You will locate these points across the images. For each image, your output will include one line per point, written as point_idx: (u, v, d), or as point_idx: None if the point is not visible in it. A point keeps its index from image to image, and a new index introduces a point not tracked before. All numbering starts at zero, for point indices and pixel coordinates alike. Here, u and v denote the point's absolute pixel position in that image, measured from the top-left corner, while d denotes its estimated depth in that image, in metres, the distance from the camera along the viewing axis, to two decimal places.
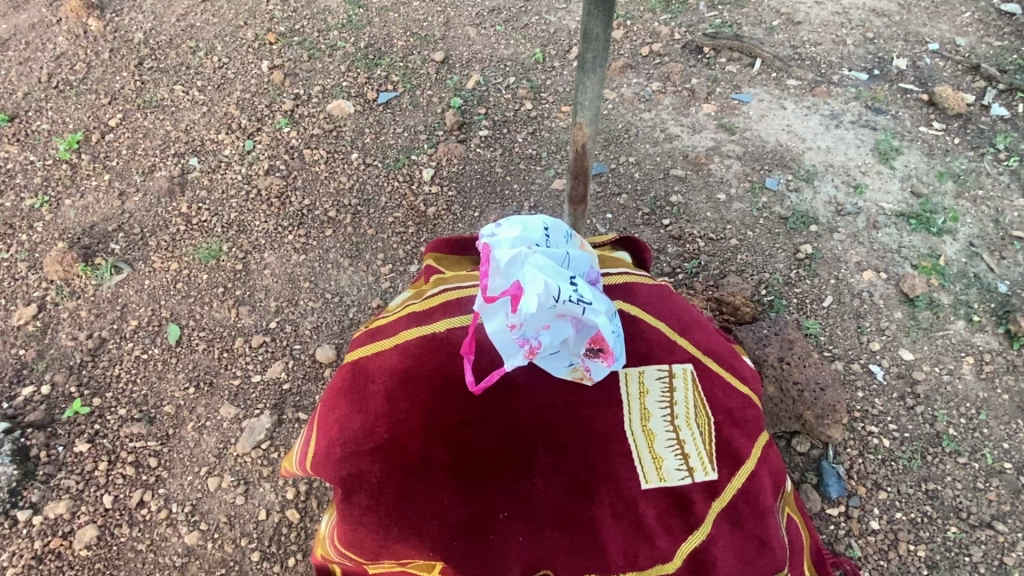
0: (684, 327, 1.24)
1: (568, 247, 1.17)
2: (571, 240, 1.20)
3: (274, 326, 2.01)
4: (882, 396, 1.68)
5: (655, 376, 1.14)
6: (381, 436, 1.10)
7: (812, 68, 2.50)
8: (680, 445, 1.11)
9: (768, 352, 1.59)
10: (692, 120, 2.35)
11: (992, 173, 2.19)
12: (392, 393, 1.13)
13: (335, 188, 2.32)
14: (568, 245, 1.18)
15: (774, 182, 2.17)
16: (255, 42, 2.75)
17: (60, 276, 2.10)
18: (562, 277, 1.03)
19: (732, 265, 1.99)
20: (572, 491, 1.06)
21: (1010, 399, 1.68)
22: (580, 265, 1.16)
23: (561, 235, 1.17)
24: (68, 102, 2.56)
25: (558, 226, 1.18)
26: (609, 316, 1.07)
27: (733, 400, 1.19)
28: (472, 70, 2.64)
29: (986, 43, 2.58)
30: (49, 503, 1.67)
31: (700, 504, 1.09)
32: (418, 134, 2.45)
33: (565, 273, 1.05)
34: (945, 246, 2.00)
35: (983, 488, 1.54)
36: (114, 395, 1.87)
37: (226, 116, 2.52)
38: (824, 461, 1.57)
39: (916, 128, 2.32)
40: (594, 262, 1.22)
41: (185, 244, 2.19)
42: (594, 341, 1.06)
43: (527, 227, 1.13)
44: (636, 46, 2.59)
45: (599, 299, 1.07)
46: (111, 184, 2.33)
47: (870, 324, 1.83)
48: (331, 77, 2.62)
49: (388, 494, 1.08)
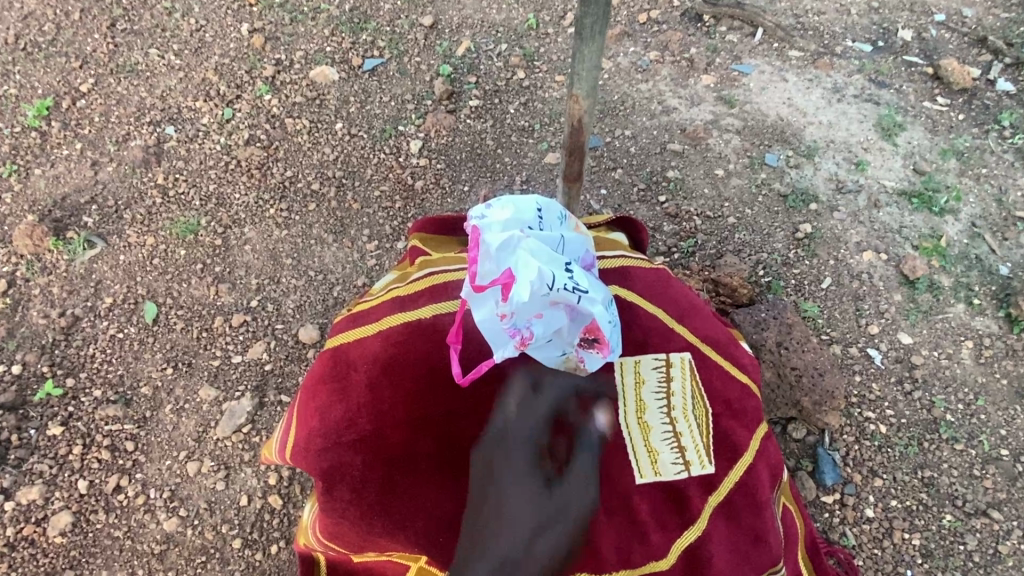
0: (682, 314, 1.18)
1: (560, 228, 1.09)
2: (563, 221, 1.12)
3: (255, 305, 1.93)
4: (879, 381, 1.65)
5: (651, 366, 1.09)
6: (363, 427, 1.05)
7: (815, 39, 2.41)
8: (677, 438, 1.06)
9: (766, 336, 1.55)
10: (691, 92, 2.26)
11: (996, 151, 2.13)
12: (374, 382, 1.07)
13: (318, 160, 2.22)
14: (561, 226, 1.10)
15: (773, 157, 2.10)
16: (234, 3, 2.60)
17: (30, 250, 2.01)
18: (556, 264, 0.97)
19: (729, 245, 1.93)
20: (564, 488, 1.01)
21: (1008, 385, 1.65)
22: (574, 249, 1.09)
23: (552, 216, 1.09)
24: (36, 65, 2.42)
25: (549, 205, 1.10)
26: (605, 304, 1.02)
27: (731, 390, 1.13)
28: (462, 36, 2.52)
29: (994, 15, 2.49)
30: (22, 488, 1.62)
31: (696, 499, 1.05)
32: (406, 104, 2.34)
33: (558, 259, 0.98)
34: (946, 227, 1.96)
35: (979, 475, 1.51)
36: (89, 376, 1.80)
37: (203, 82, 2.40)
38: (820, 447, 1.54)
39: (920, 103, 2.25)
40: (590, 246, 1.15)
41: (162, 218, 2.10)
42: (589, 331, 1.00)
43: (519, 208, 1.06)
44: (634, 12, 2.47)
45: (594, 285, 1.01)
46: (83, 154, 2.22)
47: (869, 306, 1.78)
48: (315, 42, 2.49)
49: (371, 487, 1.04)
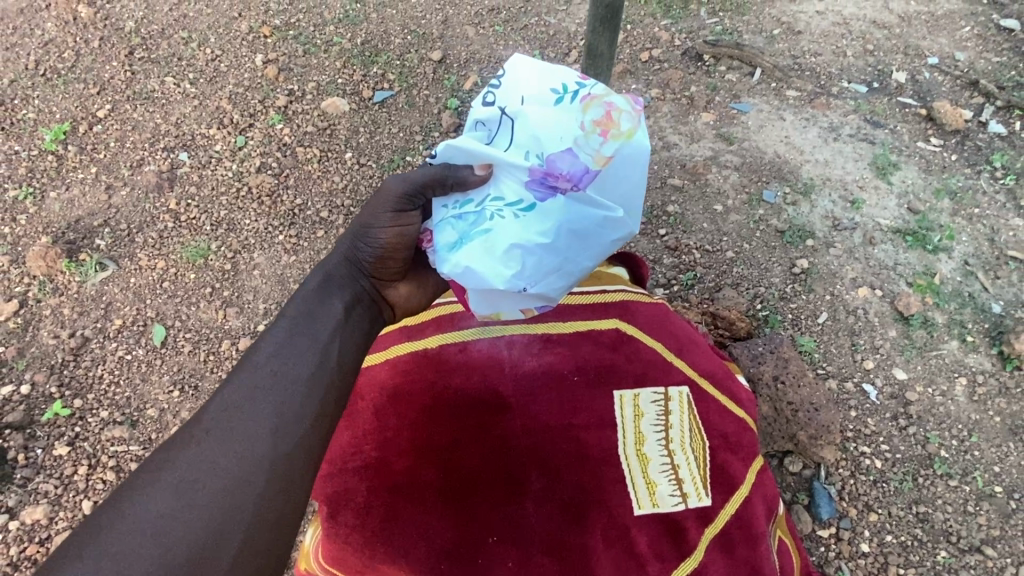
0: (681, 348, 1.38)
1: (562, 105, 1.05)
2: (585, 103, 1.05)
3: (262, 329, 1.99)
4: (875, 416, 1.74)
5: (650, 400, 1.29)
6: (369, 454, 1.20)
7: (812, 79, 2.48)
8: (675, 471, 1.24)
9: (764, 371, 1.62)
10: (691, 128, 2.32)
11: (988, 191, 2.18)
12: (380, 410, 1.25)
13: (327, 188, 2.27)
14: (567, 103, 1.05)
15: (771, 194, 2.14)
16: (250, 34, 2.66)
17: (43, 271, 2.05)
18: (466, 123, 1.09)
19: (727, 278, 1.99)
20: (562, 516, 1.15)
21: (1001, 422, 1.73)
22: (547, 134, 1.03)
23: (567, 86, 1.06)
24: (55, 91, 2.49)
25: (557, 92, 1.06)
26: (469, 194, 1.06)
27: (728, 425, 1.33)
28: (469, 71, 2.57)
29: (984, 59, 2.55)
30: (27, 508, 1.68)
31: (692, 531, 1.19)
32: (414, 135, 2.40)
33: (480, 116, 1.07)
34: (940, 264, 2.00)
35: (973, 511, 1.61)
36: (97, 397, 1.86)
37: (218, 111, 2.45)
38: (816, 481, 1.65)
39: (914, 144, 2.30)
40: (605, 158, 1.03)
41: (172, 242, 2.14)
42: (447, 233, 1.07)
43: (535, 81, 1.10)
44: (636, 51, 2.55)
45: (475, 155, 1.04)
46: (98, 178, 2.27)
47: (865, 341, 1.85)
48: (327, 74, 2.55)
49: (374, 513, 1.14)
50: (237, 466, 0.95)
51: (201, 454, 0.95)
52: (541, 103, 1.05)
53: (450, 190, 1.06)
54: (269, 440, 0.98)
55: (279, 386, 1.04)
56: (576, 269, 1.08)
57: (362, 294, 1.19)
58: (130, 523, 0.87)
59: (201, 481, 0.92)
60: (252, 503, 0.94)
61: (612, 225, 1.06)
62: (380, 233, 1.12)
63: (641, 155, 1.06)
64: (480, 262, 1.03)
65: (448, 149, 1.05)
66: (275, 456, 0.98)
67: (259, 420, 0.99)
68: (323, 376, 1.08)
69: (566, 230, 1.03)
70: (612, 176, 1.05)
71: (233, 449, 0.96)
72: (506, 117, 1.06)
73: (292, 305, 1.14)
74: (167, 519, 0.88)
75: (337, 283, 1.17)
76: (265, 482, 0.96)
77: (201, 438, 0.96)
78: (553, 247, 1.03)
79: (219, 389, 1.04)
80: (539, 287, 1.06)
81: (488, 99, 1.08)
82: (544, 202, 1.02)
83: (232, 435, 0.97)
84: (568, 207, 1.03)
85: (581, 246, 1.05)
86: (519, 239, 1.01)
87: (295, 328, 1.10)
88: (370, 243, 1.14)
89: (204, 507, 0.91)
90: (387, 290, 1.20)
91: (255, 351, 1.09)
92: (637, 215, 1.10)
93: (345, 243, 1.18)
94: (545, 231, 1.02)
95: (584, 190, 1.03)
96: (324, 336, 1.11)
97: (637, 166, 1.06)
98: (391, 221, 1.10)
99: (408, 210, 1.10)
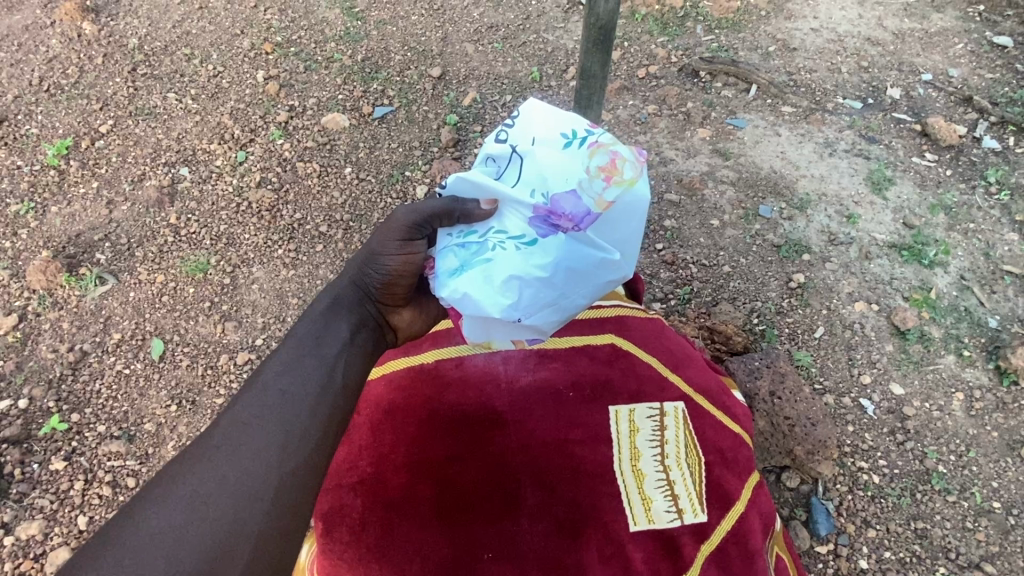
0: (676, 363, 1.40)
1: (570, 150, 1.09)
2: (592, 150, 1.09)
3: (260, 343, 1.99)
4: (872, 431, 1.74)
5: (646, 415, 1.30)
6: (364, 470, 1.22)
7: (808, 95, 2.50)
8: (669, 486, 1.24)
9: (759, 385, 1.65)
10: (687, 144, 2.34)
11: (983, 207, 2.19)
12: (377, 426, 1.26)
13: (327, 203, 2.29)
14: (575, 148, 1.09)
15: (767, 209, 2.16)
16: (251, 51, 2.69)
17: (43, 285, 2.06)
18: (477, 158, 1.13)
19: (724, 292, 1.99)
20: (557, 533, 1.15)
21: (999, 437, 1.73)
22: (553, 177, 1.06)
23: (576, 133, 1.10)
24: (58, 106, 2.51)
25: (567, 138, 1.10)
26: (474, 224, 1.07)
27: (723, 440, 1.33)
28: (468, 87, 2.60)
29: (978, 76, 2.57)
30: (22, 523, 1.68)
31: (688, 547, 1.19)
32: (414, 150, 2.41)
33: (492, 153, 1.11)
34: (936, 279, 2.01)
35: (972, 528, 1.60)
36: (94, 411, 1.86)
37: (219, 126, 2.48)
38: (813, 497, 1.65)
39: (909, 159, 2.32)
40: (605, 203, 1.06)
41: (172, 256, 2.15)
42: (448, 260, 1.07)
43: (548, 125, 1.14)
44: (633, 68, 2.58)
45: (484, 189, 1.06)
46: (100, 193, 2.29)
47: (861, 356, 1.85)
48: (328, 90, 2.58)
49: (369, 530, 1.15)
50: (245, 482, 0.99)
51: (209, 471, 0.99)
52: (550, 147, 1.09)
53: (456, 220, 1.06)
54: (275, 458, 1.01)
55: (284, 403, 1.06)
56: (570, 307, 1.09)
57: (368, 318, 1.18)
58: (149, 534, 0.93)
59: (211, 496, 0.97)
60: (258, 518, 0.98)
61: (609, 268, 1.08)
62: (388, 261, 1.12)
63: (641, 207, 1.09)
64: (477, 289, 1.02)
65: (458, 182, 1.08)
66: (281, 472, 1.01)
67: (265, 438, 1.02)
68: (328, 397, 1.09)
69: (565, 267, 1.04)
70: (612, 222, 1.08)
71: (241, 465, 1.00)
72: (516, 156, 1.10)
73: (300, 327, 1.16)
74: (181, 531, 0.94)
75: (342, 307, 1.17)
76: (271, 498, 1.00)
77: (212, 454, 1.01)
78: (551, 282, 1.03)
79: (230, 406, 1.08)
80: (533, 319, 1.06)
81: (502, 138, 1.13)
82: (545, 238, 1.04)
83: (240, 452, 1.01)
84: (567, 246, 1.04)
85: (577, 284, 1.07)
86: (518, 271, 1.02)
87: (301, 350, 1.12)
88: (378, 269, 1.13)
89: (214, 520, 0.96)
90: (392, 315, 1.20)
91: (263, 367, 1.12)
92: (632, 261, 1.13)
93: (353, 267, 1.18)
94: (544, 267, 1.03)
95: (584, 232, 1.05)
96: (329, 357, 1.13)
97: (637, 216, 1.09)
98: (399, 249, 1.10)
99: (416, 238, 1.09)
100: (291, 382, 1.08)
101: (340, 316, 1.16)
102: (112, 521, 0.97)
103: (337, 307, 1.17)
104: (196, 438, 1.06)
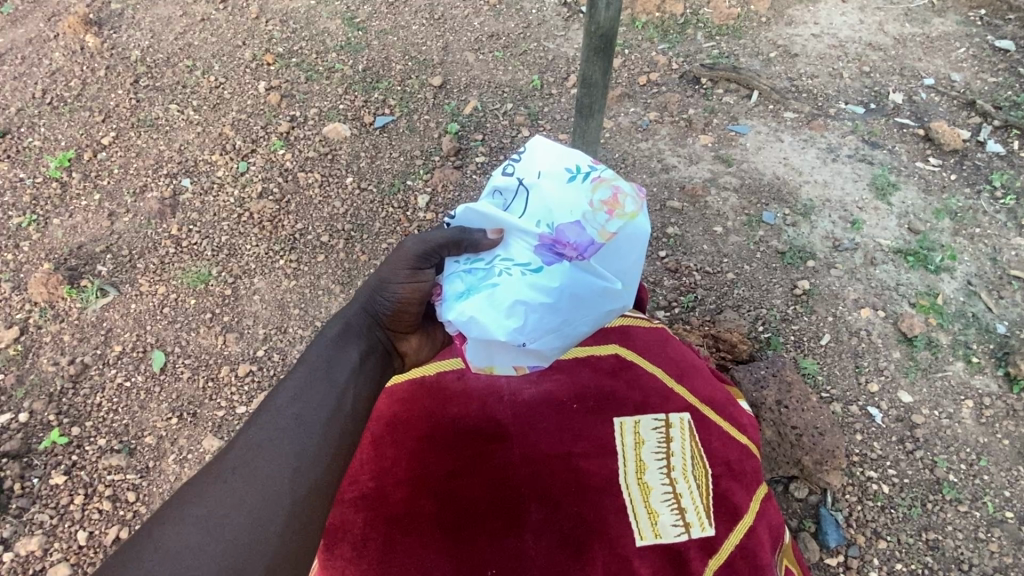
0: (681, 372, 1.38)
1: (574, 184, 1.08)
2: (595, 185, 1.08)
3: (261, 354, 1.98)
4: (881, 439, 1.71)
5: (650, 427, 1.30)
6: (366, 485, 1.21)
7: (810, 101, 2.49)
8: (675, 500, 1.23)
9: (766, 395, 1.64)
10: (690, 150, 2.33)
11: (989, 212, 2.17)
12: (378, 440, 1.26)
13: (328, 213, 2.28)
14: (579, 183, 1.08)
15: (771, 216, 2.14)
16: (253, 62, 2.70)
17: (44, 298, 2.05)
18: (486, 189, 1.12)
19: (729, 299, 1.98)
20: (563, 549, 1.14)
21: (1010, 445, 1.70)
22: (558, 209, 1.05)
23: (580, 168, 1.09)
24: (61, 119, 2.51)
25: (567, 169, 1.09)
26: (481, 252, 1.05)
27: (730, 452, 1.31)
28: (469, 96, 2.60)
29: (980, 79, 2.56)
30: (22, 539, 1.66)
31: (695, 562, 1.17)
32: (415, 159, 2.40)
33: (499, 185, 1.10)
34: (943, 284, 1.99)
35: (984, 538, 1.58)
36: (94, 424, 1.85)
37: (221, 137, 2.47)
38: (822, 507, 1.62)
39: (913, 164, 2.30)
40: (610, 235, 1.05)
41: (173, 268, 2.14)
42: (453, 286, 1.06)
43: (552, 156, 1.12)
44: (634, 75, 2.58)
45: (492, 220, 1.06)
46: (100, 205, 2.29)
47: (869, 364, 1.83)
48: (329, 100, 2.58)
49: (372, 546, 1.14)
50: (253, 509, 0.99)
51: (221, 494, 0.99)
52: (554, 180, 1.08)
53: (464, 249, 1.05)
54: (288, 481, 1.02)
55: (294, 428, 1.05)
56: (573, 333, 1.08)
57: (377, 344, 1.17)
58: (166, 555, 0.93)
59: (228, 516, 0.98)
60: (272, 540, 0.98)
61: (609, 296, 1.07)
62: (396, 289, 1.09)
63: (642, 239, 1.08)
64: (484, 313, 1.01)
65: (468, 212, 1.07)
66: (293, 494, 1.02)
67: (279, 459, 1.03)
68: (338, 423, 1.09)
69: (569, 294, 1.03)
70: (615, 252, 1.07)
71: (252, 492, 1.00)
72: (522, 188, 1.09)
73: (312, 350, 1.16)
74: (197, 551, 0.94)
75: (353, 334, 1.16)
76: (283, 522, 1.00)
77: (229, 475, 1.01)
78: (554, 308, 1.02)
79: (244, 428, 1.08)
80: (537, 344, 1.05)
81: (508, 171, 1.11)
82: (550, 266, 1.03)
83: (256, 474, 1.01)
84: (573, 274, 1.03)
85: (581, 311, 1.06)
86: (522, 297, 1.01)
87: (312, 375, 1.11)
88: (387, 297, 1.11)
89: (229, 540, 0.96)
90: (400, 341, 1.19)
91: (279, 389, 1.12)
92: (633, 290, 1.12)
93: (364, 291, 1.16)
94: (549, 293, 1.02)
95: (588, 260, 1.04)
96: (340, 382, 1.12)
97: (640, 247, 1.08)
98: (407, 278, 1.07)
99: (425, 267, 1.07)
100: (299, 409, 1.07)
101: (348, 344, 1.15)
102: (131, 541, 0.98)
103: (347, 334, 1.15)
104: (212, 458, 1.07)
